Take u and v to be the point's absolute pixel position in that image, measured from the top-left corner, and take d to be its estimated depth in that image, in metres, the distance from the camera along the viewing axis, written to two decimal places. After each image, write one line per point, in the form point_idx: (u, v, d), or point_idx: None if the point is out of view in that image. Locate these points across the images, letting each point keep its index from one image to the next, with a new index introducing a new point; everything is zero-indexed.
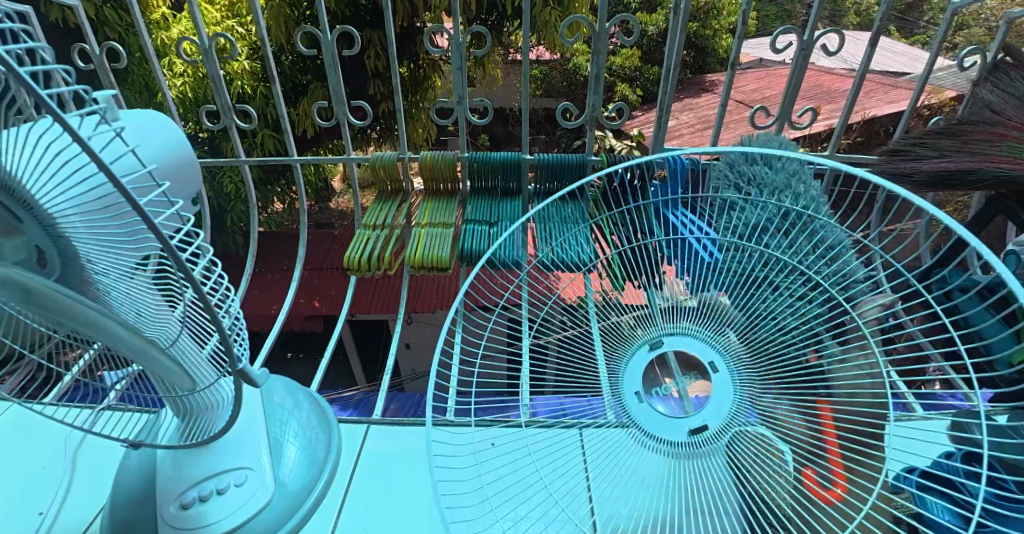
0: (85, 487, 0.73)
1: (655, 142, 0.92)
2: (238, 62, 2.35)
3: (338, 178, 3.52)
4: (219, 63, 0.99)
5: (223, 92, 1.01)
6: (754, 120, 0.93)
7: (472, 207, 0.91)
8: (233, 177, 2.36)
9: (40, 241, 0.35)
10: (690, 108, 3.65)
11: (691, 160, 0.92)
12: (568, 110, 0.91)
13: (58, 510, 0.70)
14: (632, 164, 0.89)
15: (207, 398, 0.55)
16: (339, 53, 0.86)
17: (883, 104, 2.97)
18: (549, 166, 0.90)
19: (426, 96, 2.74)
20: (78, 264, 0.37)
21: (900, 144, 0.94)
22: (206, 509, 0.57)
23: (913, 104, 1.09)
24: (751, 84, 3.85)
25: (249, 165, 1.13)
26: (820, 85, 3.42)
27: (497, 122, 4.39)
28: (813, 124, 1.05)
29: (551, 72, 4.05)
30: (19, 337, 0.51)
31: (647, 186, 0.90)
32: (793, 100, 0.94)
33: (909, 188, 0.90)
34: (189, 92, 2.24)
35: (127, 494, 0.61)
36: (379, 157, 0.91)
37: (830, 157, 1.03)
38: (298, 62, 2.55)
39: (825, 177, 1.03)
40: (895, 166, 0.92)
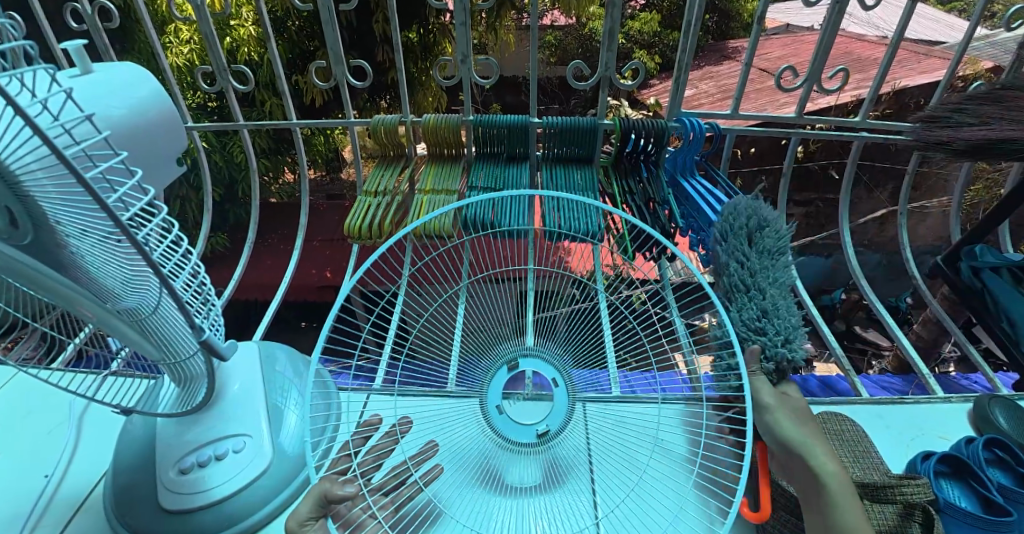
0: (89, 453, 0.74)
1: (670, 107, 0.86)
2: (242, 27, 2.29)
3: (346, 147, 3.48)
4: (213, 21, 0.95)
5: (218, 51, 0.96)
6: (779, 82, 0.84)
7: (476, 173, 0.87)
8: (241, 146, 2.33)
9: (2, 201, 0.33)
10: (709, 75, 3.50)
11: (709, 125, 0.87)
12: (580, 69, 0.85)
13: (64, 474, 0.72)
14: (646, 128, 0.84)
15: (194, 371, 0.54)
16: (336, 9, 0.81)
17: (914, 72, 2.82)
18: (559, 130, 0.86)
19: (435, 63, 2.66)
20: (47, 226, 0.35)
21: (937, 110, 0.89)
22: (205, 474, 0.58)
23: (953, 68, 1.02)
24: (775, 50, 3.67)
25: (248, 129, 1.09)
26: (849, 52, 3.25)
27: (508, 91, 4.28)
28: (843, 88, 0.98)
29: (565, 38, 3.89)
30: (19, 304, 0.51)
31: (661, 153, 0.86)
32: (823, 62, 0.87)
33: (944, 157, 0.84)
34: (194, 59, 2.19)
35: (126, 459, 0.61)
36: (380, 120, 0.87)
37: (859, 124, 0.97)
38: (303, 27, 2.47)
39: (853, 145, 0.97)
40: (930, 134, 0.86)
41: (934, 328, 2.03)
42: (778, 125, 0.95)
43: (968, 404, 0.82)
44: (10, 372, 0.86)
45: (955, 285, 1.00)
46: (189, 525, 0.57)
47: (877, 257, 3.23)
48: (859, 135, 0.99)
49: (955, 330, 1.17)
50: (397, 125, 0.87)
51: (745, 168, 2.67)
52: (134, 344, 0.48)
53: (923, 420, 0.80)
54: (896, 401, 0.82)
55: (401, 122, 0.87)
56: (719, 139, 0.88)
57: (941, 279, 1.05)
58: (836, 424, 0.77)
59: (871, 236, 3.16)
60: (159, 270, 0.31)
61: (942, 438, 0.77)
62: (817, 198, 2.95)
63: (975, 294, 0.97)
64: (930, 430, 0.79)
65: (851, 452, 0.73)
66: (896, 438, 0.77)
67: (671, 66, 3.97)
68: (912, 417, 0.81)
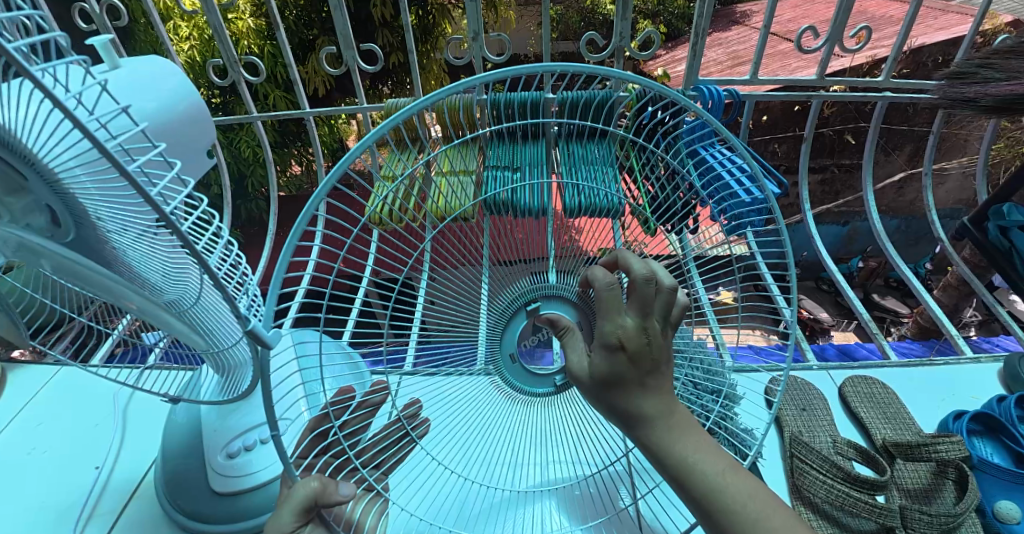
0: (136, 444, 0.77)
1: (687, 75, 0.85)
2: (241, 20, 2.27)
3: (353, 136, 3.47)
4: (221, 13, 0.94)
5: (228, 43, 0.96)
6: (801, 44, 0.82)
7: (493, 152, 0.85)
8: (249, 141, 2.34)
9: (46, 200, 0.34)
10: (718, 43, 3.40)
11: (729, 92, 0.86)
12: (593, 40, 0.83)
13: (113, 466, 0.75)
14: (665, 98, 0.82)
15: (240, 357, 0.55)
16: None
17: (933, 28, 2.71)
18: (575, 104, 0.85)
19: (437, 45, 2.62)
20: (90, 223, 0.36)
21: (964, 64, 0.86)
22: (251, 457, 0.60)
23: (981, 19, 0.98)
24: (784, 13, 3.54)
25: (261, 121, 1.09)
26: (863, 10, 3.13)
27: (511, 71, 4.23)
28: (866, 46, 0.95)
29: (566, 12, 3.81)
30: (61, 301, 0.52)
31: (680, 123, 0.85)
32: (844, 20, 0.84)
33: (972, 113, 0.82)
34: (196, 56, 2.18)
35: (174, 448, 0.63)
36: (394, 104, 0.87)
37: (883, 84, 0.95)
38: (301, 16, 2.44)
39: (877, 106, 0.95)
40: (956, 91, 0.83)
41: (956, 293, 2.01)
42: (798, 89, 0.93)
43: (999, 363, 0.82)
44: (52, 370, 0.89)
45: (982, 244, 0.98)
46: (242, 505, 0.60)
47: (895, 222, 3.17)
48: (883, 95, 0.97)
49: (981, 291, 1.15)
50: (411, 107, 0.87)
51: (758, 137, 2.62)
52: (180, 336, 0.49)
53: (952, 380, 0.80)
54: (925, 363, 0.82)
55: (414, 103, 0.86)
56: (738, 106, 0.87)
57: (968, 239, 1.03)
58: (868, 387, 0.78)
59: (889, 201, 3.10)
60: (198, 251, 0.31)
61: (973, 398, 0.77)
62: (833, 163, 2.89)
63: (1004, 253, 0.95)
64: (962, 391, 0.78)
65: (882, 413, 0.74)
66: (925, 399, 0.77)
67: (679, 35, 3.86)
68: (943, 379, 0.80)
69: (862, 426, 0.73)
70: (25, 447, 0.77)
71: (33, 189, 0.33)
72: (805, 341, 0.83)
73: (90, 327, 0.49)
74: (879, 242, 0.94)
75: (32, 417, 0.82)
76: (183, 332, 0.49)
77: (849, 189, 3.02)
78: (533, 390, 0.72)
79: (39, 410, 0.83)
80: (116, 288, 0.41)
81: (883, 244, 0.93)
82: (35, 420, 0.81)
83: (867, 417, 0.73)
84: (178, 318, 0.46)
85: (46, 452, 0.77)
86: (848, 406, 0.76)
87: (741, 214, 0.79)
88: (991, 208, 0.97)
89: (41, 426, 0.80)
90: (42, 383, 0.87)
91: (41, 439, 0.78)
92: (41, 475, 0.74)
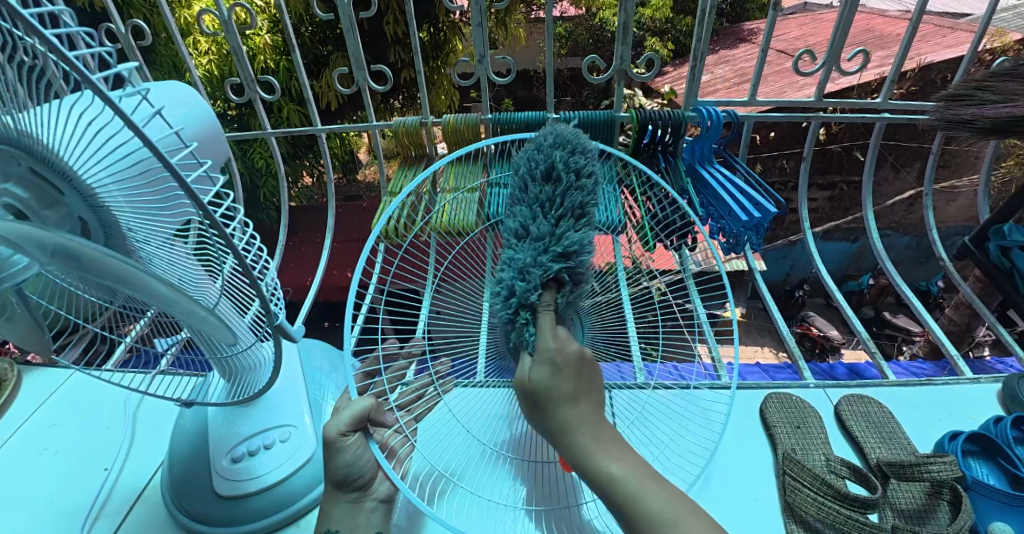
0: (145, 448, 0.80)
1: (686, 96, 0.87)
2: (258, 36, 2.34)
3: (364, 149, 3.53)
4: (239, 34, 0.98)
5: (246, 63, 1.00)
6: (798, 67, 0.84)
7: (497, 169, 0.87)
8: (262, 153, 2.40)
9: (80, 212, 0.38)
10: (725, 60, 3.44)
11: (727, 113, 0.87)
12: (596, 63, 0.85)
13: (122, 468, 0.77)
14: (663, 118, 0.84)
15: (254, 362, 0.57)
16: (356, 15, 0.83)
17: (940, 47, 2.72)
18: (576, 125, 0.88)
19: (447, 61, 2.69)
20: (120, 234, 0.39)
21: (961, 87, 0.87)
22: (256, 462, 0.61)
23: (979, 43, 0.99)
24: (793, 30, 3.57)
25: (275, 136, 1.13)
26: (869, 29, 3.15)
27: (520, 87, 4.31)
28: (864, 68, 0.96)
29: (575, 29, 3.87)
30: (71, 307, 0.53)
31: (679, 143, 0.87)
32: (841, 44, 0.86)
33: (969, 135, 0.83)
34: (214, 70, 2.25)
35: (181, 450, 0.65)
36: (402, 122, 0.90)
37: (881, 106, 0.96)
38: (316, 32, 2.51)
39: (875, 127, 0.96)
40: (953, 113, 0.85)
41: (968, 312, 1.99)
42: (796, 110, 0.94)
43: (999, 384, 0.82)
44: (65, 374, 0.92)
45: (983, 264, 0.99)
46: (244, 509, 0.62)
47: (904, 239, 3.16)
48: (882, 116, 0.98)
49: (985, 311, 1.14)
50: (416, 124, 0.90)
51: (765, 153, 2.63)
52: (201, 338, 0.52)
53: (948, 400, 0.80)
54: (923, 382, 0.82)
55: (420, 121, 0.89)
56: (737, 126, 0.88)
57: (969, 259, 1.04)
58: (864, 406, 0.78)
59: (898, 219, 3.09)
60: (238, 250, 0.33)
61: (969, 418, 0.77)
62: (841, 181, 2.89)
63: (1006, 274, 0.95)
64: (958, 410, 0.79)
65: (878, 433, 0.74)
66: (922, 419, 0.78)
67: (686, 52, 3.90)
68: (939, 398, 0.81)
69: (857, 445, 0.74)
70: (37, 448, 0.80)
71: (68, 202, 0.37)
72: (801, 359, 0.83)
73: (99, 333, 0.50)
74: (878, 261, 0.95)
75: (45, 419, 0.84)
76: (212, 333, 0.45)
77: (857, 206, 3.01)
78: (505, 366, 0.71)
79: (52, 412, 0.86)
80: (147, 285, 0.38)
81: (881, 264, 0.94)
82: (49, 421, 0.84)
83: (862, 436, 0.74)
84: (212, 315, 0.42)
85: (57, 453, 0.79)
86: (843, 425, 0.76)
87: (738, 234, 0.80)
88: (992, 228, 0.97)
89: (53, 428, 0.83)
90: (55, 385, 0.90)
91: (53, 441, 0.81)
92: (52, 475, 0.76)
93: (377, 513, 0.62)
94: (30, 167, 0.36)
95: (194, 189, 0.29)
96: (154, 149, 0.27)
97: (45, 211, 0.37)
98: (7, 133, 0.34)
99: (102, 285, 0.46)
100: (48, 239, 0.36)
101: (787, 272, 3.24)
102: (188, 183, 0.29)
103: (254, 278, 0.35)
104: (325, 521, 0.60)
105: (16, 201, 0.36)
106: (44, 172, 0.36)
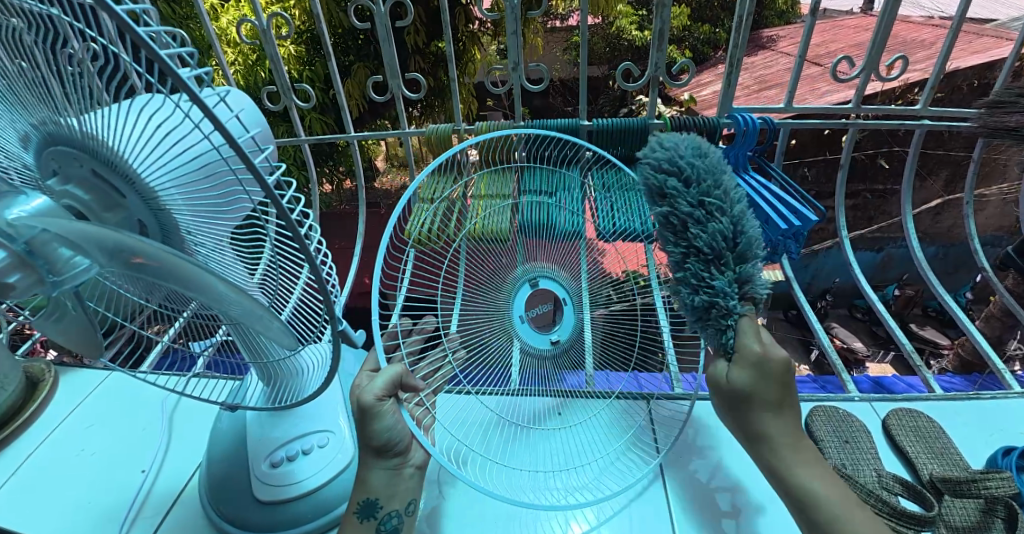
0: (180, 449, 0.81)
1: (721, 103, 0.86)
2: (284, 47, 2.40)
3: (384, 156, 3.59)
4: (276, 43, 1.00)
5: (281, 72, 1.02)
6: (836, 73, 0.83)
7: (528, 177, 0.87)
8: (286, 161, 2.44)
9: (140, 215, 0.39)
10: (746, 67, 3.42)
11: (763, 119, 0.86)
12: (630, 70, 0.85)
13: (158, 469, 0.78)
14: (698, 126, 0.84)
15: (295, 366, 0.57)
16: (392, 25, 0.84)
17: (970, 52, 2.66)
18: (609, 132, 0.87)
19: (467, 70, 2.71)
20: (179, 237, 0.40)
21: (1005, 92, 0.85)
22: (294, 467, 0.61)
23: (1022, 48, 0.96)
24: (815, 37, 3.53)
25: (307, 143, 1.15)
26: (895, 34, 3.10)
27: (538, 95, 4.35)
28: (902, 74, 0.94)
29: (593, 37, 3.88)
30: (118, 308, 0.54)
31: (714, 150, 0.87)
32: (880, 50, 0.85)
33: (1014, 142, 0.81)
34: (242, 80, 2.31)
35: (219, 454, 0.66)
36: (434, 129, 0.90)
37: (921, 112, 0.94)
38: (340, 43, 2.56)
39: (914, 133, 0.94)
40: (998, 119, 0.82)
41: (1001, 324, 1.92)
42: (831, 116, 0.92)
43: None
44: (103, 374, 0.94)
45: None
46: (283, 515, 0.61)
47: (933, 249, 3.08)
48: (921, 122, 0.96)
49: None
50: (449, 131, 0.90)
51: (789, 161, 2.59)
52: (249, 339, 0.52)
53: (997, 415, 0.77)
54: (970, 397, 0.80)
55: (453, 129, 0.89)
56: (773, 133, 0.87)
57: (1014, 269, 1.00)
58: (914, 421, 0.75)
59: (927, 228, 3.01)
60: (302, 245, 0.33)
61: (1021, 433, 0.74)
62: (867, 189, 2.84)
63: None
64: (1009, 425, 0.76)
65: (929, 448, 0.71)
66: (972, 434, 0.75)
67: (705, 60, 3.89)
68: (988, 412, 0.78)
69: (907, 461, 0.71)
70: (76, 448, 0.82)
71: (129, 204, 0.38)
72: (845, 372, 0.81)
73: (145, 334, 0.51)
74: (919, 270, 0.92)
75: (83, 419, 0.86)
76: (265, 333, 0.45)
77: (884, 214, 2.95)
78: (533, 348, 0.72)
79: (90, 413, 0.87)
80: (206, 285, 0.39)
81: (923, 273, 0.92)
82: (86, 422, 0.86)
83: (913, 451, 0.71)
84: (268, 315, 0.42)
85: (95, 453, 0.81)
86: (892, 440, 0.74)
87: (776, 242, 0.79)
88: None
89: (91, 428, 0.85)
90: (92, 387, 0.92)
91: (91, 441, 0.82)
92: (89, 476, 0.77)
93: (416, 479, 0.62)
94: (92, 169, 0.37)
95: (265, 179, 0.29)
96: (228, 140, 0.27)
97: (106, 213, 0.39)
98: (75, 136, 0.35)
99: (153, 286, 0.47)
100: (109, 241, 0.37)
101: (810, 281, 3.19)
102: (261, 176, 0.29)
103: (317, 275, 0.35)
104: (362, 489, 0.59)
105: (79, 203, 0.38)
106: (109, 175, 0.37)
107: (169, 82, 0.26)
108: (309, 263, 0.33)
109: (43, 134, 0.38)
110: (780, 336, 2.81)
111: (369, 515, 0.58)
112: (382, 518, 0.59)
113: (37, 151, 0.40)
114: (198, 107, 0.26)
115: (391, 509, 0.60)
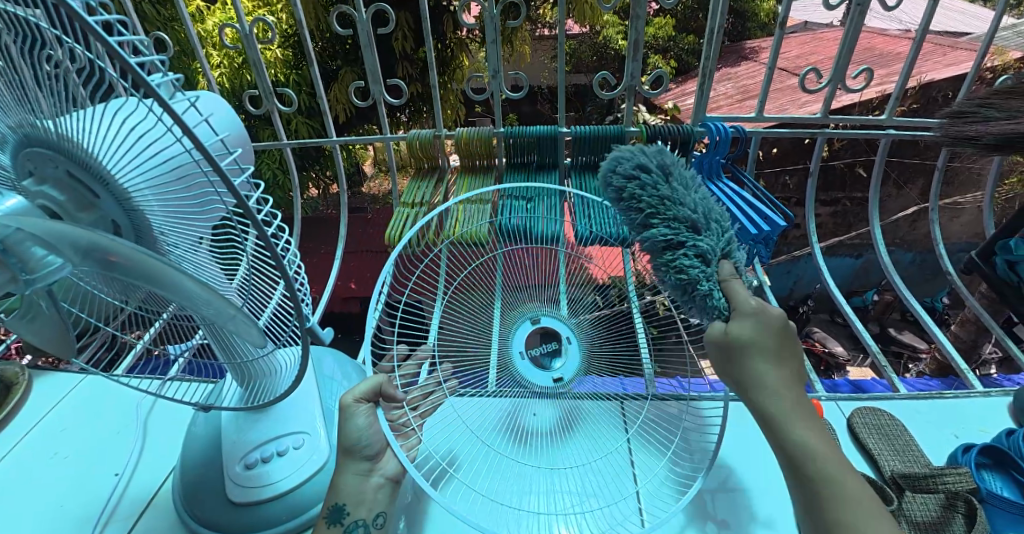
0: (155, 453, 0.80)
1: (695, 112, 0.88)
2: (270, 51, 2.39)
3: (371, 161, 3.58)
4: (259, 47, 1.00)
5: (264, 76, 1.02)
6: (803, 84, 0.86)
7: (509, 182, 0.90)
8: (271, 165, 2.43)
9: (114, 215, 0.39)
10: (728, 77, 3.49)
11: (735, 128, 0.89)
12: (606, 79, 0.86)
13: (132, 473, 0.77)
14: (672, 134, 0.86)
15: (271, 367, 0.58)
16: (373, 32, 0.85)
17: (941, 65, 2.75)
18: (588, 139, 0.88)
19: (455, 77, 2.73)
20: (152, 238, 0.41)
21: (964, 104, 0.89)
22: (269, 468, 0.61)
23: (980, 62, 1.01)
24: (794, 49, 3.63)
25: (290, 147, 1.14)
26: (871, 47, 3.20)
27: (526, 102, 4.39)
28: (868, 86, 0.98)
29: (580, 46, 3.94)
30: (94, 310, 0.54)
31: (688, 157, 0.88)
32: (845, 63, 0.88)
33: (973, 151, 0.84)
34: (227, 83, 2.29)
35: (194, 457, 0.65)
36: (415, 134, 0.90)
37: (886, 122, 0.97)
38: (327, 48, 2.57)
39: (880, 142, 0.97)
40: (958, 129, 0.86)
41: (975, 328, 1.98)
42: (801, 125, 0.95)
43: (1008, 397, 0.81)
44: (78, 377, 0.93)
45: (990, 278, 0.98)
46: (257, 516, 0.61)
47: (908, 255, 3.16)
48: (887, 132, 0.99)
49: (993, 326, 1.14)
50: (429, 136, 0.90)
51: (769, 169, 2.65)
52: (224, 341, 0.52)
53: (958, 414, 0.80)
54: (933, 396, 0.82)
55: (434, 133, 0.90)
56: (744, 141, 0.90)
57: (977, 273, 1.03)
58: (878, 419, 0.78)
59: (902, 235, 3.09)
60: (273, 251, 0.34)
61: (980, 431, 0.77)
62: (844, 197, 2.92)
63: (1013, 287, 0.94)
64: (969, 424, 0.79)
65: (892, 446, 0.74)
66: (934, 431, 0.77)
67: (688, 69, 3.96)
68: (949, 411, 0.81)
69: (871, 459, 0.73)
70: (48, 452, 0.80)
71: (103, 205, 0.39)
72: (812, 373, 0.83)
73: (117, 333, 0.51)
74: (886, 275, 0.95)
75: (57, 423, 0.85)
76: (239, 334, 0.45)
77: (861, 221, 3.03)
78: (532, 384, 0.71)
79: (64, 416, 0.86)
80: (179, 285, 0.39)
81: (889, 278, 0.94)
82: (59, 426, 0.84)
83: (876, 450, 0.73)
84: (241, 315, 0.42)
85: (68, 457, 0.79)
86: (857, 438, 0.76)
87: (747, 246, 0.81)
88: (998, 242, 0.97)
89: (64, 432, 0.83)
90: (66, 390, 0.91)
91: (64, 444, 0.81)
92: (61, 480, 0.76)
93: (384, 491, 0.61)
94: (67, 170, 0.38)
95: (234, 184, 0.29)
96: (196, 145, 0.28)
97: (81, 213, 0.39)
98: (48, 137, 0.36)
99: (127, 287, 0.47)
100: (81, 241, 0.37)
101: (791, 286, 3.25)
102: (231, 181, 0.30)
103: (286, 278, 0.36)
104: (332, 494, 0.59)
105: (54, 205, 0.39)
106: (82, 175, 0.37)
107: (141, 89, 0.27)
108: (278, 263, 0.34)
109: (17, 135, 0.38)
110: (762, 341, 2.86)
111: (337, 521, 0.57)
112: (349, 526, 0.58)
113: (13, 152, 0.40)
114: (166, 110, 0.27)
115: (359, 517, 0.59)
